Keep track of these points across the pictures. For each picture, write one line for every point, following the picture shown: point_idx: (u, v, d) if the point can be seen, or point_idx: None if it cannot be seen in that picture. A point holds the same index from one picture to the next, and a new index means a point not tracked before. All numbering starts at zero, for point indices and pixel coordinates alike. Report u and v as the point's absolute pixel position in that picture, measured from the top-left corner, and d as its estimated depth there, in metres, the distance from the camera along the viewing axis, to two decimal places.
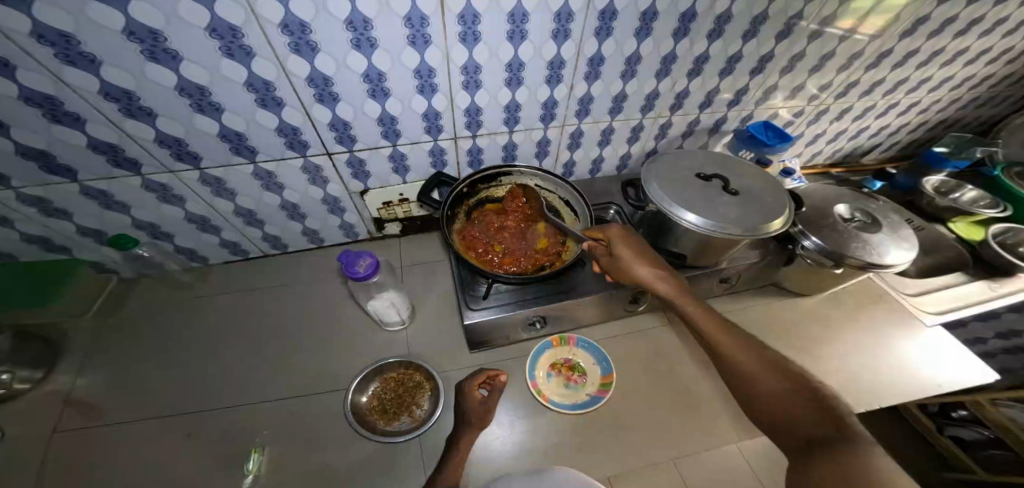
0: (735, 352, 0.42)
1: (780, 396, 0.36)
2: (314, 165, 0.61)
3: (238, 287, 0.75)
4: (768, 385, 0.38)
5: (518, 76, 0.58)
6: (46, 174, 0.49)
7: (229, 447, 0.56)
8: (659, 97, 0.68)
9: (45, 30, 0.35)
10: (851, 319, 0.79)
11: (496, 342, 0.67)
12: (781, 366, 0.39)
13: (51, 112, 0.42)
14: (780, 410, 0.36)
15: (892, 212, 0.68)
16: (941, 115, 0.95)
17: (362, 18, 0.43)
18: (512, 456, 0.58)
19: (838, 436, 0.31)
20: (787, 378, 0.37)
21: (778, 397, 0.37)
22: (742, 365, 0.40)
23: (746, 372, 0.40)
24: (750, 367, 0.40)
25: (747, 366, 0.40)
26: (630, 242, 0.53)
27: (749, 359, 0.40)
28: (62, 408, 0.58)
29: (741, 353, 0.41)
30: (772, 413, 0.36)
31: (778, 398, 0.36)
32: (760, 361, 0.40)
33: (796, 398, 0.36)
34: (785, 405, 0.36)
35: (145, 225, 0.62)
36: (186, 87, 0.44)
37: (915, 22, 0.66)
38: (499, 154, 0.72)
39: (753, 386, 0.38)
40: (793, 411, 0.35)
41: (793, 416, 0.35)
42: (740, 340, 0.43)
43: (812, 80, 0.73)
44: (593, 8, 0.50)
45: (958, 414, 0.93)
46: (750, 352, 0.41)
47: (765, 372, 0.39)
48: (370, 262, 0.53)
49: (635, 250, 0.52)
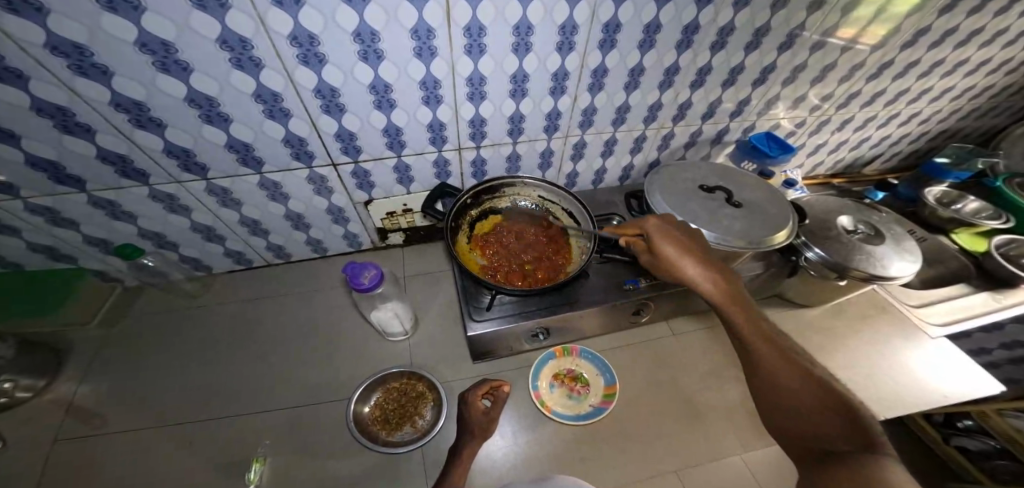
0: (765, 351, 0.39)
1: (800, 401, 0.35)
2: (320, 175, 0.61)
3: (241, 297, 0.75)
4: (792, 394, 0.35)
5: (522, 88, 0.58)
6: (54, 184, 0.50)
7: (231, 456, 0.56)
8: (661, 108, 0.68)
9: (60, 42, 0.35)
10: (856, 330, 0.79)
11: (499, 353, 0.67)
12: (808, 373, 0.36)
13: (63, 123, 0.43)
14: (801, 420, 0.34)
15: (895, 224, 0.68)
16: (941, 126, 0.96)
17: (370, 31, 0.44)
18: (514, 469, 0.57)
19: (859, 450, 0.29)
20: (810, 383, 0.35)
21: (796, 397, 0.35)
22: (764, 368, 0.38)
23: (770, 376, 0.37)
24: (774, 374, 0.37)
25: (769, 370, 0.38)
26: (666, 233, 0.50)
27: (778, 361, 0.38)
28: (62, 416, 0.58)
29: (766, 353, 0.39)
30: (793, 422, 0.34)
31: (801, 408, 0.34)
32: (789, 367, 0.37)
33: (820, 408, 0.33)
34: (807, 414, 0.34)
35: (151, 234, 0.62)
36: (196, 98, 0.45)
37: (916, 33, 0.66)
38: (503, 165, 0.72)
39: (777, 393, 0.36)
40: (814, 422, 0.33)
41: (813, 430, 0.33)
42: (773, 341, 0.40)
43: (813, 91, 0.73)
44: (597, 21, 0.50)
45: (963, 424, 0.90)
46: (775, 353, 0.38)
47: (793, 378, 0.36)
48: (375, 273, 0.54)
49: (671, 242, 0.49)
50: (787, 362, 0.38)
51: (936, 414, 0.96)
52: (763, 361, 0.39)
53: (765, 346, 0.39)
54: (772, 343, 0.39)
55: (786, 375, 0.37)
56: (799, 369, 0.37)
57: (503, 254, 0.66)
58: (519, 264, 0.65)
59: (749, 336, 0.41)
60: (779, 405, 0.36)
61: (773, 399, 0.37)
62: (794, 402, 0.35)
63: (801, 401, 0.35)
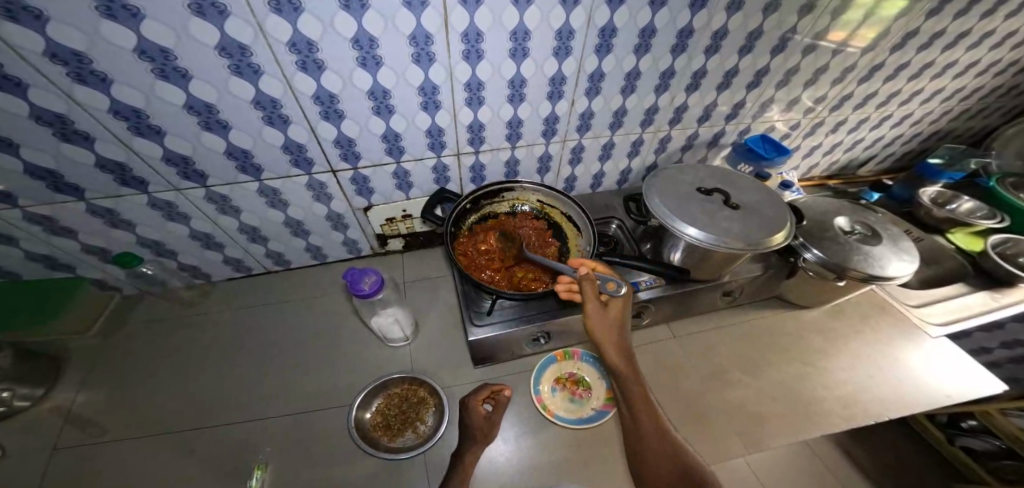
0: (637, 405, 0.43)
1: (660, 454, 0.40)
2: (319, 182, 0.62)
3: (240, 304, 0.75)
4: (660, 468, 0.39)
5: (520, 93, 0.59)
6: (53, 192, 0.50)
7: (231, 464, 0.55)
8: (658, 112, 0.69)
9: (59, 50, 0.36)
10: (856, 331, 0.79)
11: (501, 358, 0.67)
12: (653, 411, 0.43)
13: (61, 131, 0.43)
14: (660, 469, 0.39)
15: (891, 224, 0.69)
16: (934, 127, 0.97)
17: (368, 38, 0.44)
18: (517, 475, 0.56)
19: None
20: (660, 433, 0.41)
21: (648, 448, 0.41)
22: (637, 422, 0.43)
23: (641, 428, 0.42)
24: (649, 448, 0.41)
25: (647, 439, 0.41)
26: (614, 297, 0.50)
27: (643, 416, 0.43)
28: (61, 426, 0.57)
29: (646, 421, 0.42)
30: (649, 463, 0.40)
31: (650, 456, 0.40)
32: (654, 425, 0.42)
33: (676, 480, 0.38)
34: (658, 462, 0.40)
35: (150, 242, 0.62)
36: (195, 105, 0.45)
37: (905, 36, 0.68)
38: (502, 170, 0.73)
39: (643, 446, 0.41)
40: None
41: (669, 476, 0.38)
42: (661, 419, 0.42)
43: (807, 93, 0.74)
44: (593, 25, 0.51)
45: (968, 424, 0.95)
46: (659, 431, 0.41)
47: (655, 436, 0.41)
48: (375, 279, 0.53)
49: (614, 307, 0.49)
50: (653, 416, 0.42)
51: (941, 415, 1.00)
52: (639, 422, 0.42)
53: (648, 415, 0.42)
54: (659, 418, 0.42)
55: (660, 442, 0.41)
56: (673, 440, 0.41)
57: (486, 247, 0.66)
58: (496, 264, 0.65)
59: (633, 393, 0.44)
60: (647, 451, 0.41)
61: (638, 440, 0.42)
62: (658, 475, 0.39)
63: (654, 452, 0.40)
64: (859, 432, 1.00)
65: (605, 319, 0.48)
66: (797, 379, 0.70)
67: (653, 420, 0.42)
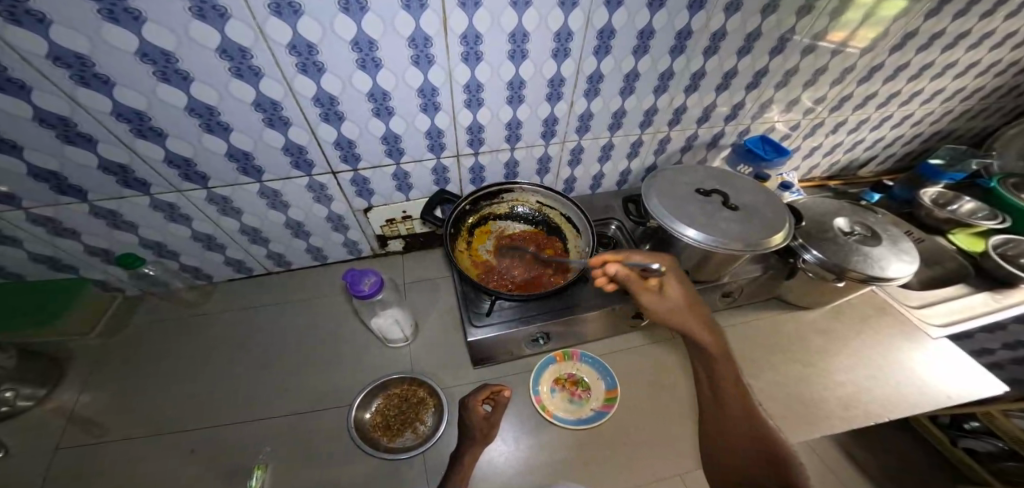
0: (716, 361, 0.48)
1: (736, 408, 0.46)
2: (319, 183, 0.62)
3: (241, 305, 0.75)
4: (734, 416, 0.46)
5: (519, 94, 0.59)
6: (56, 194, 0.50)
7: (231, 465, 0.55)
8: (657, 113, 0.69)
9: (62, 53, 0.36)
10: (856, 332, 0.79)
11: (500, 358, 0.67)
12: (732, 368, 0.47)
13: (65, 134, 0.44)
14: (731, 418, 0.46)
15: (892, 225, 0.68)
16: (934, 127, 0.97)
17: (368, 40, 0.45)
18: (516, 476, 0.56)
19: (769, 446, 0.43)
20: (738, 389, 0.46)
21: (723, 398, 0.47)
22: (717, 377, 0.48)
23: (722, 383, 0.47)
24: (726, 400, 0.47)
25: (724, 393, 0.47)
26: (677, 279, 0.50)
27: (723, 371, 0.47)
28: (63, 426, 0.58)
29: (726, 378, 0.47)
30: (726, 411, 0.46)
31: (726, 407, 0.47)
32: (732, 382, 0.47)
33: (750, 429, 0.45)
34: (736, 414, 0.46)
35: (151, 244, 0.63)
36: (196, 108, 0.45)
37: (904, 36, 0.68)
38: (501, 171, 0.73)
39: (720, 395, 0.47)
40: (745, 440, 0.44)
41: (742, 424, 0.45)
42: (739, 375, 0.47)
43: (806, 94, 0.74)
44: (591, 27, 0.51)
45: (970, 425, 0.95)
46: (738, 388, 0.46)
47: (732, 392, 0.46)
48: (375, 280, 0.53)
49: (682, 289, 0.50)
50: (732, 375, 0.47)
51: (943, 416, 1.00)
52: (719, 375, 0.47)
53: (727, 373, 0.47)
54: (736, 377, 0.47)
55: (738, 399, 0.46)
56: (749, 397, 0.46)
57: (488, 256, 0.67)
58: (495, 269, 0.65)
59: (715, 353, 0.48)
60: (723, 403, 0.47)
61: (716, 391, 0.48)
62: (730, 422, 0.46)
63: (733, 404, 0.46)
64: (862, 434, 0.99)
65: (665, 300, 0.50)
66: (798, 380, 0.70)
67: (731, 378, 0.47)
